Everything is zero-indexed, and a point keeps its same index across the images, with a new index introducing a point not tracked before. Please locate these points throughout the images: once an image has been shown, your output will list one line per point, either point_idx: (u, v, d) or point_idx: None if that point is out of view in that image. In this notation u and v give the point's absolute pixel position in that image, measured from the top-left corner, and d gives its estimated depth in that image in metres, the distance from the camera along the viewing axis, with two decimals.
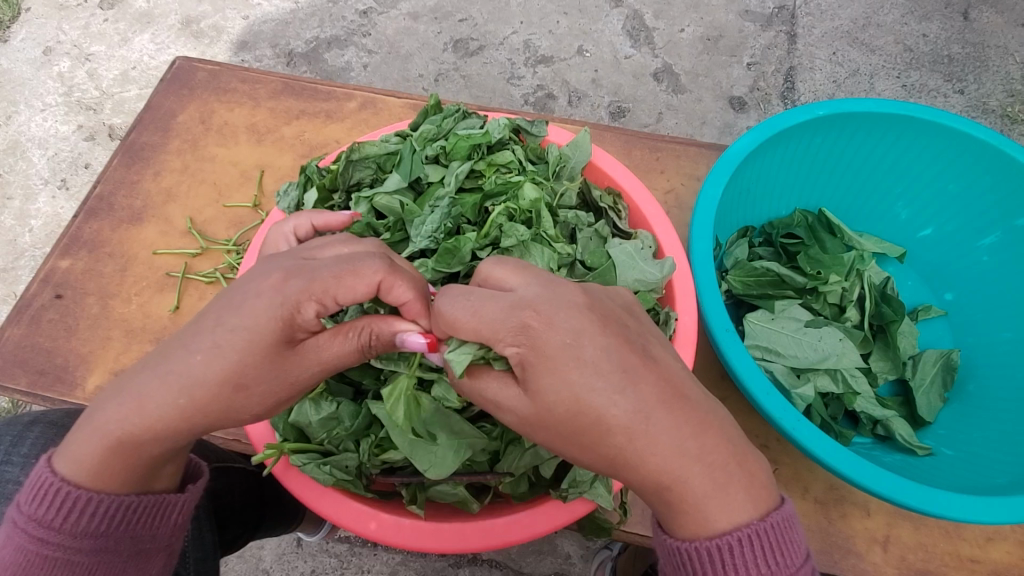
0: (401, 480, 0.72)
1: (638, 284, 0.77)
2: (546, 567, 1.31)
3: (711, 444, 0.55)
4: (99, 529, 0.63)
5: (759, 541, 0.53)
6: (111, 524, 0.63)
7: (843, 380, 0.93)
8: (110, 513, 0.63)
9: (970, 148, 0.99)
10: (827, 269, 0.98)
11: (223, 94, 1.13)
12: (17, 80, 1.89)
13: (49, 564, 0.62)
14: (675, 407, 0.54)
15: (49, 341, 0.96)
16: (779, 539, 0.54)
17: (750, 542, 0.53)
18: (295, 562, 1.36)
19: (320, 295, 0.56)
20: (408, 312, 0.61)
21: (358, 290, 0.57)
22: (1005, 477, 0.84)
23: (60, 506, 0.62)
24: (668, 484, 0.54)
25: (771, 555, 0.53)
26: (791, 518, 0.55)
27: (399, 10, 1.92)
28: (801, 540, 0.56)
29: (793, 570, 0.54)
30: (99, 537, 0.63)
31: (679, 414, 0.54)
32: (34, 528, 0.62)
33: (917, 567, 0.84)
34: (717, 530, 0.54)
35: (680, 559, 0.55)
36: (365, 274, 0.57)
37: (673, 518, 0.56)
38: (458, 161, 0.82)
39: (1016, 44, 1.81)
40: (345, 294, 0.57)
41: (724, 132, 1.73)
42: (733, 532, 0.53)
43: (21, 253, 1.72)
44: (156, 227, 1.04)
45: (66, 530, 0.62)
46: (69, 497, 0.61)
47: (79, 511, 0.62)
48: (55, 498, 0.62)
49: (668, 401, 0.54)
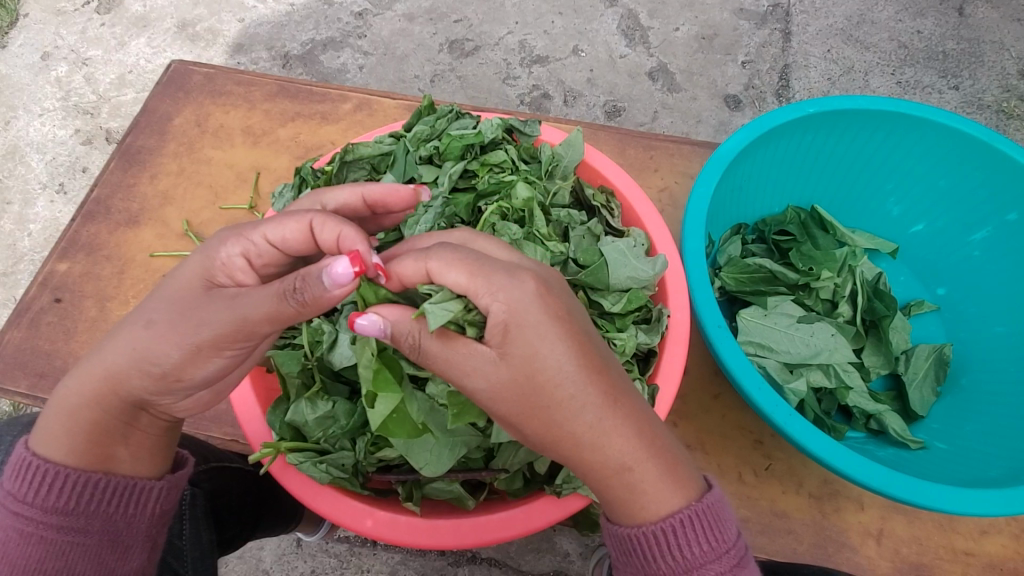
0: (397, 478, 0.73)
1: (630, 281, 0.77)
2: (545, 566, 1.31)
3: (647, 440, 0.57)
4: (68, 506, 0.63)
5: (698, 521, 0.56)
6: (81, 501, 0.64)
7: (835, 375, 0.93)
8: (77, 490, 0.63)
9: (961, 144, 1.00)
10: (819, 265, 1.00)
11: (218, 97, 1.14)
12: (16, 85, 1.89)
13: (25, 542, 0.63)
14: (614, 405, 0.56)
15: (48, 344, 0.97)
16: (714, 518, 0.57)
17: (691, 524, 0.56)
18: (295, 562, 1.37)
19: (250, 235, 0.62)
20: (346, 247, 0.61)
21: (286, 227, 0.62)
22: (997, 470, 0.85)
23: (32, 481, 0.63)
24: (631, 465, 0.56)
25: (708, 533, 0.56)
26: (720, 499, 0.58)
27: (393, 11, 1.93)
28: (732, 520, 0.58)
29: (729, 545, 0.57)
30: (66, 514, 0.63)
31: (618, 412, 0.56)
32: (9, 503, 0.63)
33: (911, 560, 0.84)
34: (661, 513, 0.56)
35: (630, 546, 0.57)
36: (295, 214, 0.62)
37: (626, 508, 0.57)
38: (452, 161, 0.84)
39: (1011, 39, 1.82)
40: (276, 234, 0.62)
41: (719, 130, 1.73)
42: (674, 515, 0.56)
43: (20, 258, 1.72)
44: (153, 230, 1.04)
45: (37, 504, 0.63)
46: (41, 472, 0.63)
47: (49, 486, 0.63)
48: (28, 474, 0.63)
49: (607, 398, 0.56)
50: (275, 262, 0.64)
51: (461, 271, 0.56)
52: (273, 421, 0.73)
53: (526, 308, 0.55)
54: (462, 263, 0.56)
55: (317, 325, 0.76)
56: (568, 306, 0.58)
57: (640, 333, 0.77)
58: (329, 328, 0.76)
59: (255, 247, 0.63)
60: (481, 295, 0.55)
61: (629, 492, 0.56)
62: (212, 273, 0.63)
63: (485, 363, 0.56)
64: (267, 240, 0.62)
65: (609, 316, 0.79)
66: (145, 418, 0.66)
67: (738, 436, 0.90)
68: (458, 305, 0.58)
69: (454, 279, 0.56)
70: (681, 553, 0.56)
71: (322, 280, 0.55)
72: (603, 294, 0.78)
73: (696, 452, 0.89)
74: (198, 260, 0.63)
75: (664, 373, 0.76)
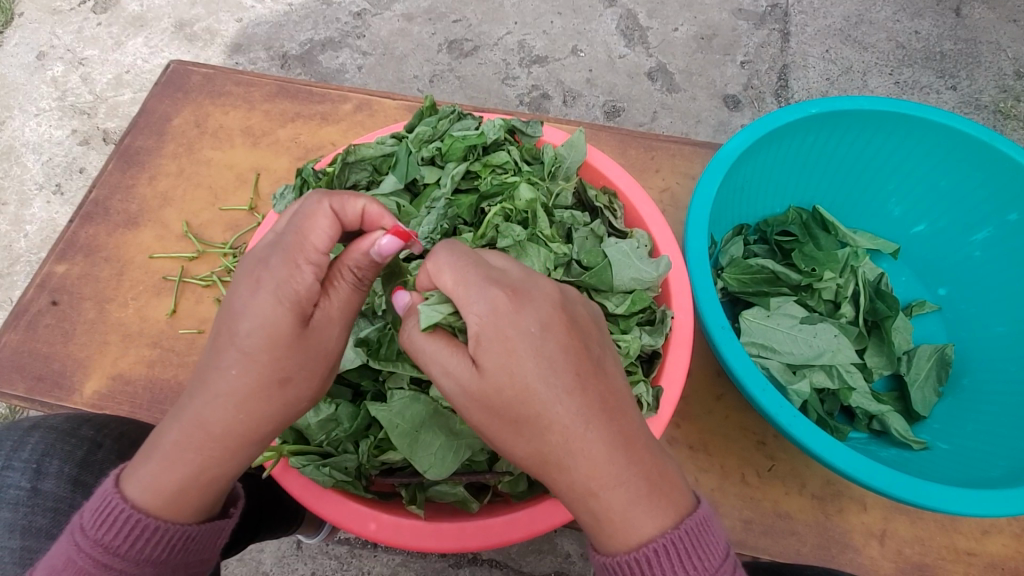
0: (400, 481, 0.73)
1: (633, 283, 0.77)
2: (546, 567, 1.31)
3: (620, 463, 0.54)
4: (160, 557, 0.59)
5: (675, 549, 0.53)
6: (172, 552, 0.60)
7: (838, 376, 0.92)
8: (171, 542, 0.59)
9: (961, 144, 1.00)
10: (821, 266, 0.99)
11: (217, 98, 1.13)
12: (12, 85, 1.88)
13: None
14: (585, 427, 0.54)
15: (46, 347, 0.96)
16: (694, 542, 0.55)
17: (667, 551, 0.53)
18: (295, 564, 1.36)
19: (304, 258, 0.58)
20: (372, 219, 0.63)
21: (326, 229, 0.59)
22: (999, 469, 0.85)
23: (126, 533, 0.58)
24: (595, 491, 0.54)
25: (688, 561, 0.54)
26: (706, 520, 0.56)
27: (392, 11, 1.92)
28: (719, 539, 0.56)
29: (711, 569, 0.55)
30: (158, 564, 0.59)
31: (589, 435, 0.53)
32: (97, 553, 0.58)
33: (914, 560, 0.84)
34: (634, 542, 0.54)
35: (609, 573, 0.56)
36: (318, 213, 0.59)
37: (599, 534, 0.55)
38: (454, 163, 0.83)
39: (1007, 39, 1.83)
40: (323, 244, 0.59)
41: (718, 131, 1.73)
42: (648, 544, 0.53)
43: (16, 259, 1.71)
44: (152, 231, 1.04)
45: (129, 557, 0.58)
46: (137, 526, 0.58)
47: (142, 539, 0.58)
48: (122, 525, 0.58)
49: (577, 420, 0.54)
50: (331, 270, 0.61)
51: (450, 276, 0.57)
52: None
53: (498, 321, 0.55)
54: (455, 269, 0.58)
55: None
56: (566, 314, 0.58)
57: (644, 335, 0.77)
58: None
59: (318, 267, 0.59)
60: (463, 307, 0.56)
61: (597, 518, 0.54)
62: (301, 307, 0.58)
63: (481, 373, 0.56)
64: (319, 252, 0.59)
65: (613, 317, 0.79)
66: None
67: (741, 437, 0.90)
68: (447, 311, 0.60)
69: (443, 283, 0.58)
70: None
71: (371, 256, 0.61)
72: (607, 296, 0.78)
73: (697, 453, 0.89)
74: (276, 303, 0.57)
75: (668, 375, 0.76)
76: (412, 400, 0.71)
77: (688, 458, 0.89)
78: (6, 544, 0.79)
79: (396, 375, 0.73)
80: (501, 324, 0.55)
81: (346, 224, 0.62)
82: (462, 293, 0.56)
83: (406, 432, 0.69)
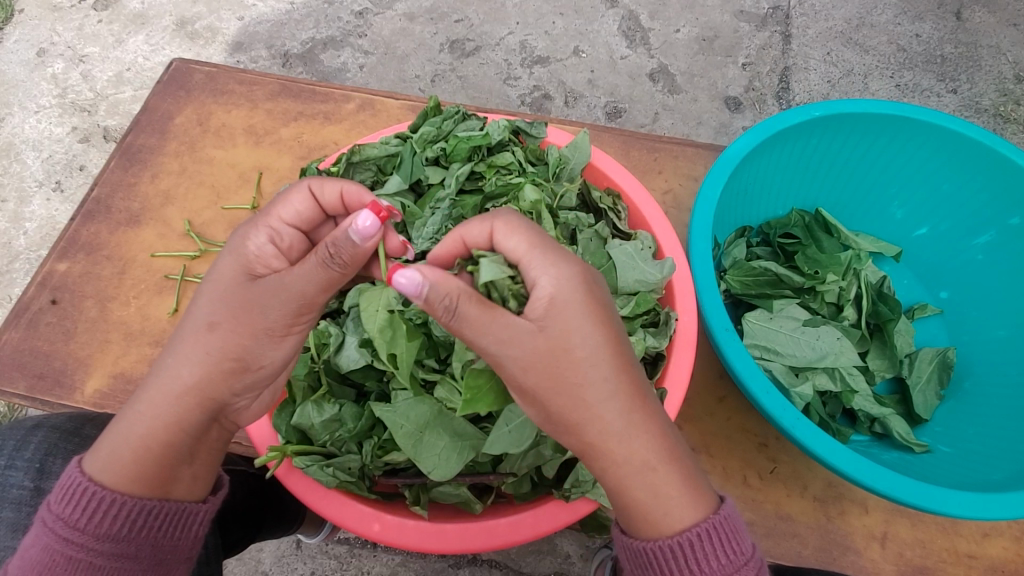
0: (403, 481, 0.73)
1: (638, 285, 0.77)
2: (546, 567, 1.30)
3: (666, 441, 0.58)
4: (122, 533, 0.61)
5: (716, 534, 0.56)
6: (132, 529, 0.61)
7: (840, 378, 0.93)
8: (130, 517, 0.61)
9: (963, 148, 1.01)
10: (824, 268, 1.00)
11: (220, 96, 1.13)
12: (12, 82, 1.87)
13: (73, 566, 0.61)
14: (643, 402, 0.57)
15: (46, 345, 0.96)
16: (731, 529, 0.57)
17: (708, 536, 0.56)
18: (294, 564, 1.36)
19: (266, 222, 0.65)
20: (352, 201, 0.67)
21: (295, 204, 0.66)
22: (1000, 473, 0.86)
23: (86, 506, 0.60)
24: (656, 465, 0.56)
25: (727, 544, 0.56)
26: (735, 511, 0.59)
27: (394, 11, 1.92)
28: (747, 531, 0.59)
29: (746, 558, 0.57)
30: (118, 541, 0.61)
31: (647, 409, 0.57)
32: (59, 527, 0.60)
33: (915, 563, 0.85)
34: (682, 524, 0.56)
35: (646, 559, 0.57)
36: (294, 188, 0.67)
37: (642, 520, 0.57)
38: (458, 163, 0.84)
39: (1007, 43, 1.83)
40: (289, 212, 0.66)
41: (719, 132, 1.73)
42: (692, 528, 0.56)
43: (15, 257, 1.71)
44: (155, 229, 1.04)
45: (89, 531, 0.60)
46: (96, 498, 0.60)
47: (103, 513, 0.60)
48: (82, 498, 0.60)
49: (636, 397, 0.57)
50: (299, 243, 0.67)
51: (522, 239, 0.58)
52: (279, 424, 0.73)
53: (572, 290, 0.56)
54: (528, 234, 0.59)
55: (324, 327, 0.75)
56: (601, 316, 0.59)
57: (647, 337, 0.77)
58: (335, 330, 0.75)
59: (277, 233, 0.65)
60: (534, 268, 0.57)
61: (654, 495, 0.56)
62: (249, 265, 0.63)
63: (546, 333, 0.55)
64: (283, 222, 0.66)
65: None
66: (215, 431, 0.66)
67: (743, 438, 0.90)
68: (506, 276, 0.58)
69: (514, 244, 0.58)
70: (699, 566, 0.56)
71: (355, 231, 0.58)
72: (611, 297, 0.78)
73: (700, 455, 0.89)
74: (231, 259, 0.63)
75: (671, 377, 0.76)
76: (417, 401, 0.71)
77: None
78: (8, 544, 0.78)
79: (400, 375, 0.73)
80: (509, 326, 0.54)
81: (324, 205, 0.67)
82: (540, 254, 0.57)
83: (410, 433, 0.69)
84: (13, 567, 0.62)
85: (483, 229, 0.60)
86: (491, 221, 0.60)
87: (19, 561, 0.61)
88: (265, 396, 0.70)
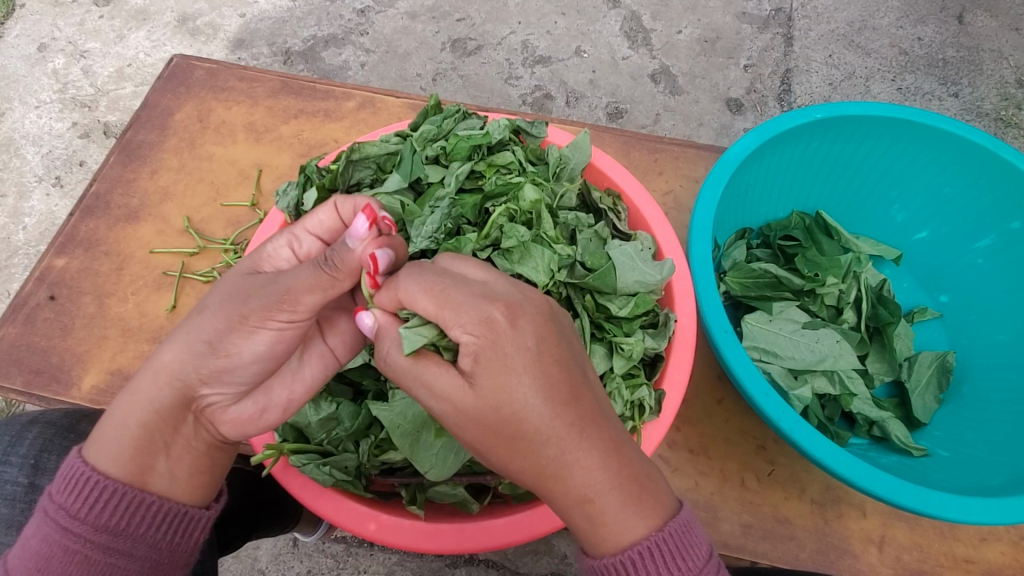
0: (400, 481, 0.73)
1: (637, 285, 0.77)
2: (542, 568, 1.30)
3: (611, 469, 0.54)
4: (120, 527, 0.61)
5: (659, 551, 0.54)
6: (131, 524, 0.61)
7: (839, 381, 0.92)
8: (130, 510, 0.61)
9: (964, 152, 1.00)
10: (824, 271, 0.99)
11: (220, 93, 1.13)
12: (12, 77, 1.87)
13: (70, 558, 0.60)
14: (579, 435, 0.54)
15: (44, 340, 0.95)
16: (678, 544, 0.55)
17: (651, 554, 0.54)
18: (290, 562, 1.36)
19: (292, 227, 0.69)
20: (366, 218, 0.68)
21: (321, 217, 0.69)
22: (1000, 478, 0.85)
23: (88, 496, 0.60)
24: (592, 496, 0.54)
25: (673, 561, 0.54)
26: (689, 522, 0.57)
27: (396, 9, 1.92)
28: (702, 541, 0.57)
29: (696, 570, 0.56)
30: (117, 534, 0.60)
31: (583, 442, 0.54)
32: (60, 516, 0.60)
33: (912, 568, 0.84)
34: (623, 543, 0.54)
35: None
36: (326, 203, 0.69)
37: (591, 536, 0.55)
38: (458, 162, 0.83)
39: (1009, 48, 1.83)
40: (317, 226, 0.69)
41: (721, 133, 1.72)
42: (635, 546, 0.54)
43: (14, 251, 1.70)
44: (152, 226, 1.03)
45: (89, 522, 0.60)
46: (98, 489, 0.60)
47: (103, 503, 0.60)
48: (84, 488, 0.60)
49: (572, 429, 0.54)
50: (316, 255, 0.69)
51: (428, 300, 0.55)
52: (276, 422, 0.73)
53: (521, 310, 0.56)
54: (435, 286, 0.55)
55: None
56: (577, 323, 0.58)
57: (647, 337, 0.77)
58: None
59: (296, 241, 0.68)
60: (454, 308, 0.54)
61: (591, 521, 0.55)
62: (260, 264, 0.67)
63: (471, 371, 0.54)
64: (306, 233, 0.68)
65: (616, 320, 0.78)
66: None
67: (741, 441, 0.90)
68: (432, 331, 0.57)
69: (431, 299, 0.55)
70: None
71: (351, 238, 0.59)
72: (610, 298, 0.78)
73: (697, 457, 0.89)
74: (250, 256, 0.68)
75: (670, 379, 0.76)
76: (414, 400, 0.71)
77: (688, 462, 0.89)
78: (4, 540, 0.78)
79: None
80: (501, 329, 0.54)
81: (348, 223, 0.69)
82: (450, 312, 0.54)
83: (408, 432, 0.69)
84: (14, 556, 0.62)
85: (390, 296, 0.58)
86: (395, 287, 0.57)
87: (20, 550, 0.61)
88: (249, 406, 0.63)
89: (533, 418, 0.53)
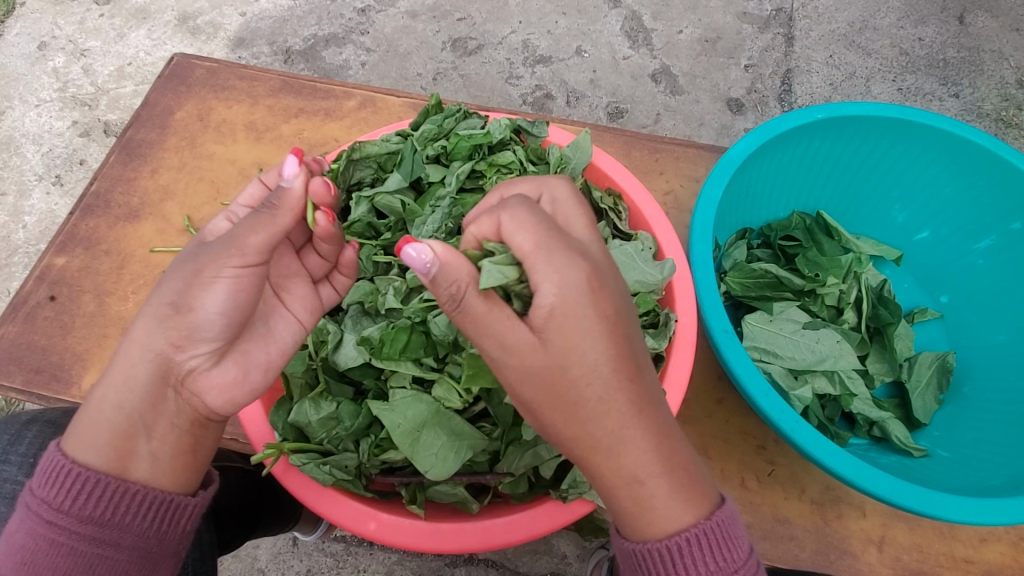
0: (400, 480, 0.73)
1: (638, 285, 0.77)
2: (542, 568, 1.30)
3: (664, 452, 0.55)
4: (103, 518, 0.60)
5: (706, 540, 0.55)
6: (115, 515, 0.60)
7: (840, 382, 0.92)
8: (112, 500, 0.60)
9: (965, 153, 1.00)
10: (825, 271, 0.99)
11: (221, 92, 1.13)
12: (12, 75, 1.87)
13: (55, 551, 0.60)
14: (637, 415, 0.55)
15: (44, 339, 0.95)
16: (724, 535, 0.56)
17: (698, 541, 0.55)
18: (290, 562, 1.36)
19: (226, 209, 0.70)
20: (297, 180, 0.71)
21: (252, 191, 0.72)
22: (1000, 478, 0.85)
23: (70, 488, 0.60)
24: (642, 478, 0.55)
25: (718, 551, 0.55)
26: (733, 516, 0.57)
27: (397, 8, 1.92)
28: (745, 537, 0.58)
29: (739, 564, 0.56)
30: (101, 525, 0.60)
31: (626, 429, 0.55)
32: (43, 510, 0.60)
33: (911, 568, 0.84)
34: (669, 530, 0.55)
35: (635, 561, 0.56)
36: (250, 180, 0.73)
37: (635, 519, 0.56)
38: (459, 161, 0.83)
39: (1010, 48, 1.83)
40: (249, 198, 0.72)
41: (721, 133, 1.72)
42: (683, 532, 0.55)
43: (14, 250, 1.70)
44: (153, 224, 1.03)
45: (73, 514, 0.60)
46: (79, 480, 0.60)
47: (85, 495, 0.60)
48: (65, 480, 0.60)
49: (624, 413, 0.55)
50: None
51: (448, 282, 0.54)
52: (276, 421, 0.73)
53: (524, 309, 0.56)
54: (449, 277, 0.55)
55: (323, 325, 0.76)
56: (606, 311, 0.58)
57: (647, 338, 0.77)
58: (334, 328, 0.76)
59: (233, 215, 0.70)
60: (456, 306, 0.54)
61: (637, 504, 0.55)
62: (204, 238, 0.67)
63: None
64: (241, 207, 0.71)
65: None
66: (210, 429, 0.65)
67: (741, 441, 0.90)
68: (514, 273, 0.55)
69: (520, 243, 0.55)
70: (688, 570, 0.55)
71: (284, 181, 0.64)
72: None
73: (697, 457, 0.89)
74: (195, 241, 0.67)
75: (670, 379, 0.76)
76: (415, 400, 0.71)
77: None
78: None
79: (398, 374, 0.73)
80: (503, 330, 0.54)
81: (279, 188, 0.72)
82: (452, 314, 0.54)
83: (408, 432, 0.69)
84: None
85: None
86: None
87: (6, 545, 0.62)
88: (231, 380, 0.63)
89: (600, 383, 0.54)
